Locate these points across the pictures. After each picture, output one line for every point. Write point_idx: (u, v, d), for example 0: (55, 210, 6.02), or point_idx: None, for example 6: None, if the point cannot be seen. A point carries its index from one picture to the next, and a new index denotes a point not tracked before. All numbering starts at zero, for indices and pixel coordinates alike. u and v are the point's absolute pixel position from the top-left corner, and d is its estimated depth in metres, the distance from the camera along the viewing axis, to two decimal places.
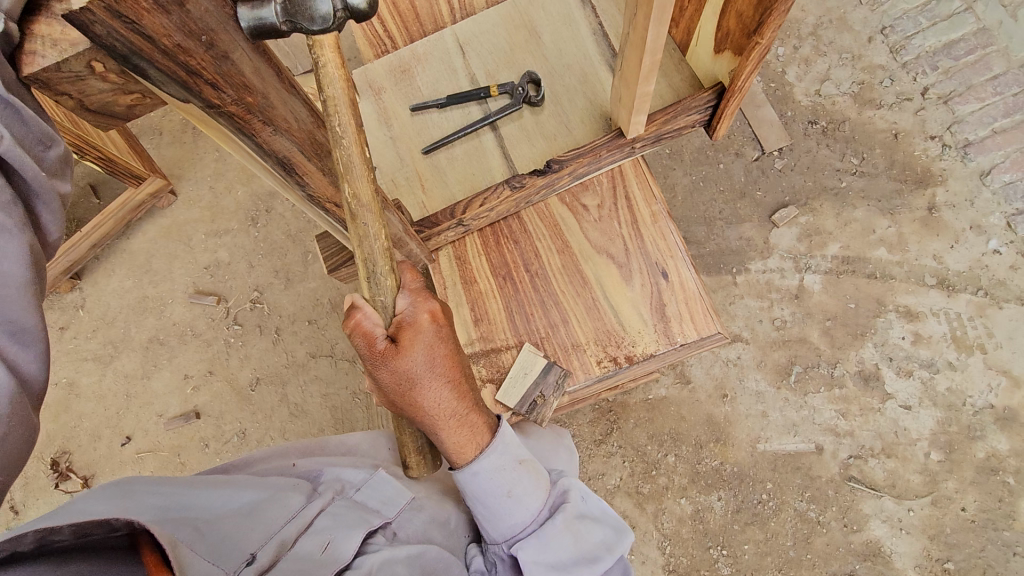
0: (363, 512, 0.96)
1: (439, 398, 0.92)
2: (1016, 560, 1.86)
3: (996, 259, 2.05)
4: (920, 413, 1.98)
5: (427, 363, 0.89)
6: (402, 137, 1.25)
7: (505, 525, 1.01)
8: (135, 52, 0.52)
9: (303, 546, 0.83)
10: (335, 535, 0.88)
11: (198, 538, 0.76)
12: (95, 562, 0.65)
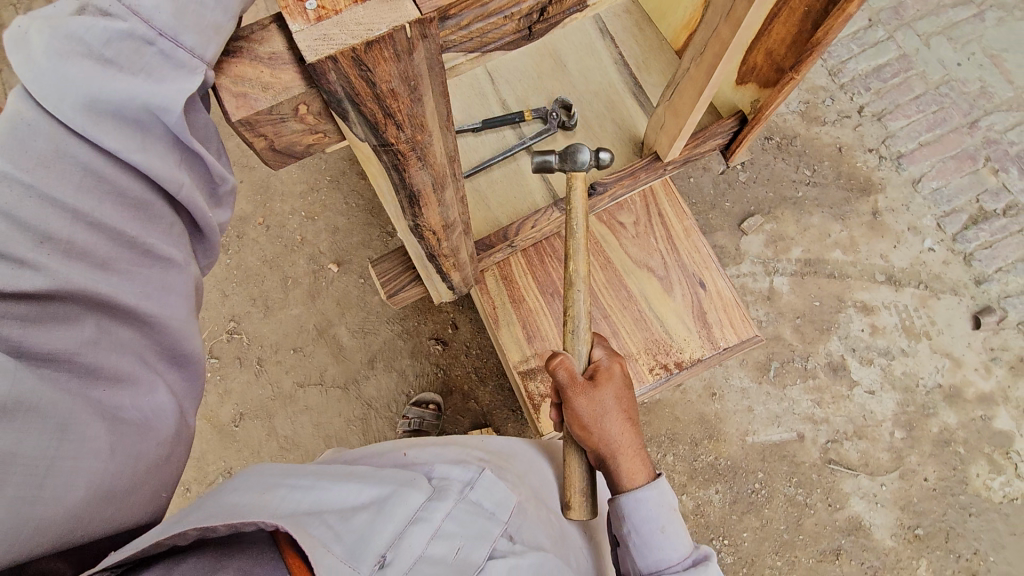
0: (484, 519, 0.92)
1: (619, 436, 1.02)
2: (973, 520, 2.08)
3: (932, 256, 2.31)
4: (883, 396, 2.20)
5: (613, 404, 1.03)
6: None
7: (651, 559, 1.00)
8: (351, 94, 0.51)
9: (435, 550, 0.82)
10: (463, 540, 0.86)
11: (336, 537, 0.73)
12: (243, 556, 0.69)
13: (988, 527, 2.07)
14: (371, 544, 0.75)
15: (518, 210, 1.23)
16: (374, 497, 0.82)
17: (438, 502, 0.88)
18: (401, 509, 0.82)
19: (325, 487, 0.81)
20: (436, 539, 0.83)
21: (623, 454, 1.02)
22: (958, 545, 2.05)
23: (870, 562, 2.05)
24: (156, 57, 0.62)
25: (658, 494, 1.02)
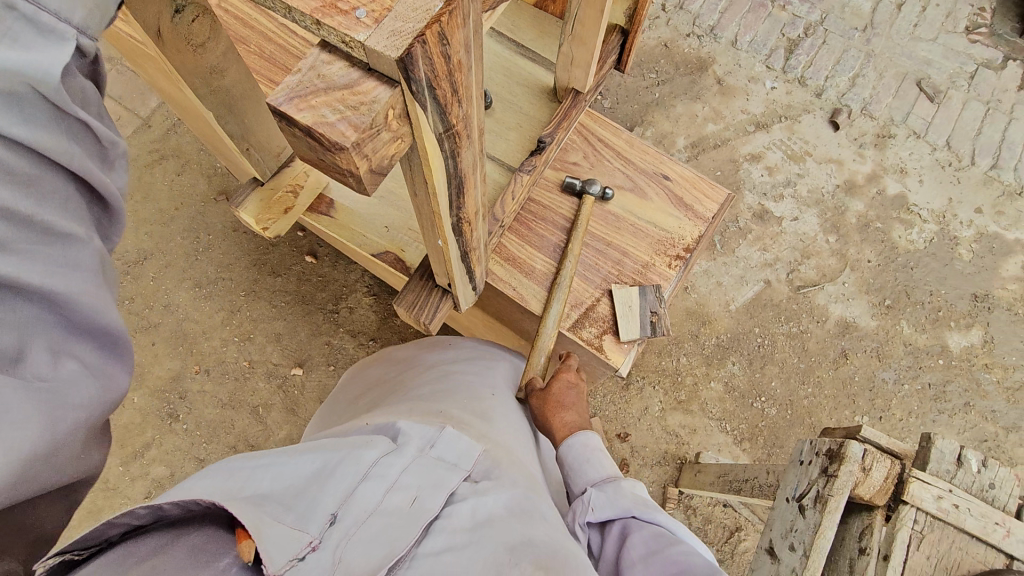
0: (444, 471, 0.92)
1: (564, 422, 1.21)
2: (919, 270, 2.41)
3: (777, 92, 2.66)
4: (806, 217, 2.49)
5: (567, 396, 1.24)
6: (390, 191, 1.26)
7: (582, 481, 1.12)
8: (435, 76, 0.50)
9: (391, 500, 0.82)
10: (419, 492, 0.86)
11: (285, 506, 0.74)
12: (203, 530, 0.69)
13: (932, 271, 2.41)
14: (320, 506, 0.76)
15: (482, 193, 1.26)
16: (326, 462, 0.83)
17: (397, 456, 0.89)
18: (355, 467, 0.82)
19: (284, 461, 0.82)
20: (392, 492, 0.83)
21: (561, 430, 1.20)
22: (920, 296, 2.38)
23: (869, 347, 2.33)
24: (18, 24, 0.54)
25: (583, 442, 1.17)
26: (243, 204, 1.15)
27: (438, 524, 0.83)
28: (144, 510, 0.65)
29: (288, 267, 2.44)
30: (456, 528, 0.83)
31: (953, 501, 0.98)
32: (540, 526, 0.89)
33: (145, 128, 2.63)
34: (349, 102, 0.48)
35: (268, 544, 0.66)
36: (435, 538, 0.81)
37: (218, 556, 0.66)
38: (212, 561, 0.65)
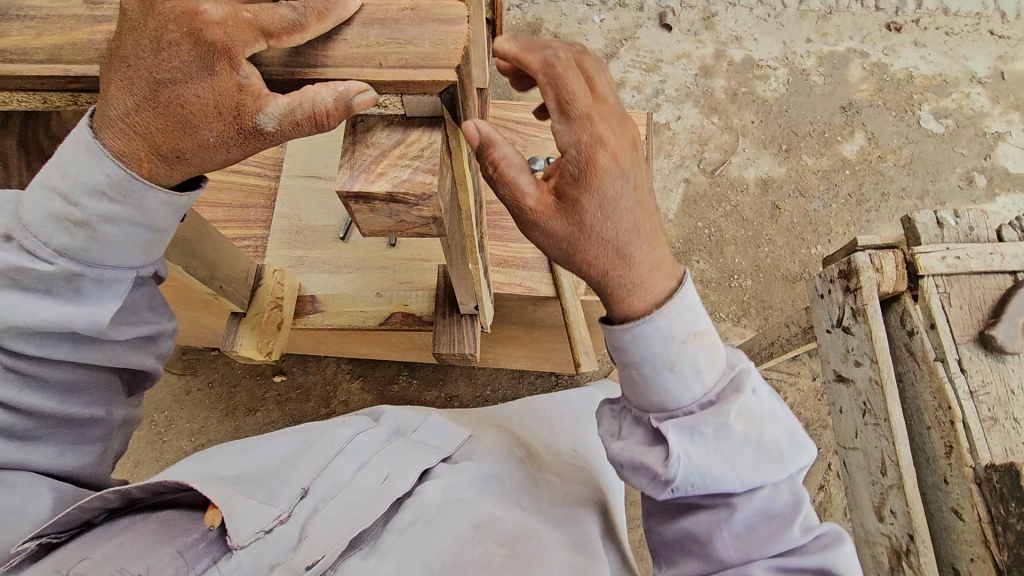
0: (420, 450, 0.98)
1: (611, 235, 0.68)
2: (793, 110, 2.69)
3: (607, 21, 2.83)
4: (686, 111, 2.69)
5: (599, 203, 0.68)
6: (363, 258, 1.25)
7: (660, 402, 0.74)
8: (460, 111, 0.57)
9: (363, 479, 0.90)
10: (392, 469, 0.92)
11: (258, 488, 0.88)
12: (179, 509, 0.80)
13: (802, 105, 2.69)
14: (293, 484, 0.89)
15: None
16: (304, 445, 1.00)
17: (370, 442, 0.99)
18: (330, 448, 0.96)
19: (272, 450, 1.00)
20: (364, 473, 0.91)
21: (616, 280, 0.70)
22: (805, 129, 2.66)
23: (790, 189, 2.58)
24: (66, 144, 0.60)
25: (669, 329, 0.71)
26: (235, 341, 1.08)
27: (407, 503, 0.87)
28: (114, 496, 0.72)
29: (262, 397, 2.29)
30: (426, 500, 0.87)
31: (955, 255, 1.13)
32: (528, 507, 0.90)
33: None
34: (410, 154, 0.50)
35: (234, 516, 0.77)
36: (400, 516, 0.85)
37: (186, 532, 0.76)
38: (179, 536, 0.75)
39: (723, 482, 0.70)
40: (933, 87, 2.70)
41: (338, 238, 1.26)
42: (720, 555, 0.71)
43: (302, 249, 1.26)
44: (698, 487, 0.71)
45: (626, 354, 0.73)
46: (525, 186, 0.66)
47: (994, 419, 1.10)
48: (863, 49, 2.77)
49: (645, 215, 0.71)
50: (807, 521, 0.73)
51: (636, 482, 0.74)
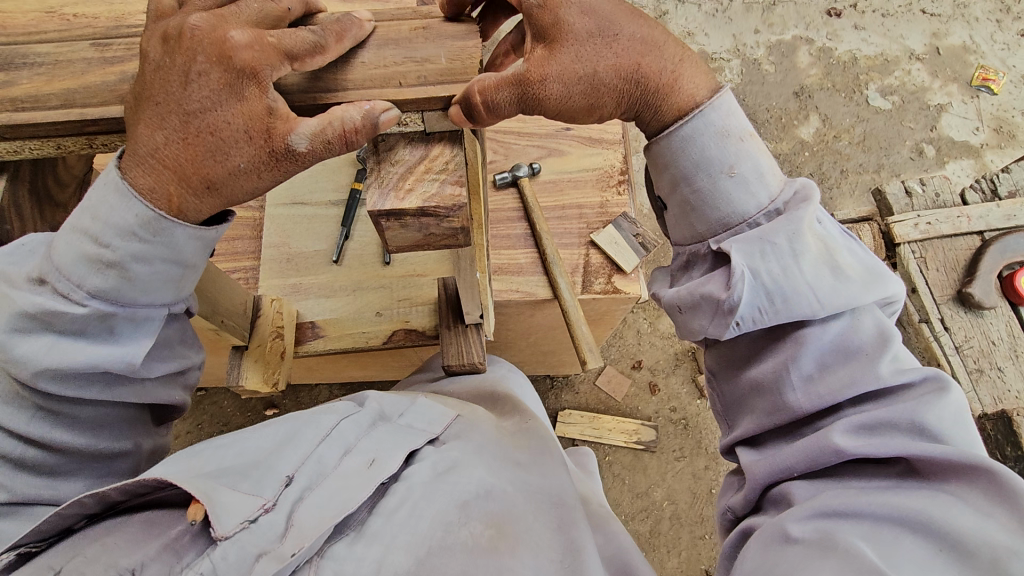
0: (409, 436, 0.84)
1: (636, 45, 0.68)
2: (749, 99, 2.79)
3: None
4: None
5: (582, 9, 0.66)
6: (359, 279, 1.24)
7: (716, 219, 0.74)
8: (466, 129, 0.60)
9: (347, 464, 0.76)
10: (380, 452, 0.79)
11: (239, 474, 0.69)
12: (165, 509, 0.68)
13: (758, 93, 2.80)
14: (276, 469, 0.71)
15: None
16: (288, 431, 0.79)
17: (359, 423, 0.83)
18: (316, 430, 0.79)
19: (252, 436, 0.77)
20: (349, 455, 0.77)
21: (652, 75, 0.68)
22: (763, 116, 2.76)
23: None
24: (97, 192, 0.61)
25: (724, 127, 0.71)
26: (240, 375, 1.06)
27: (394, 487, 0.77)
28: (92, 500, 0.63)
29: None
30: (416, 483, 0.77)
31: (926, 222, 1.41)
32: (529, 486, 0.84)
33: None
34: (435, 168, 0.52)
35: (217, 505, 0.62)
36: (391, 498, 0.74)
37: (172, 528, 0.65)
38: (164, 534, 0.65)
39: (794, 299, 0.69)
40: (877, 67, 2.84)
41: (331, 262, 1.26)
42: (789, 404, 0.71)
43: (296, 276, 1.25)
44: (768, 308, 0.70)
45: (678, 170, 0.74)
46: (544, 30, 0.66)
47: (975, 369, 1.31)
48: (808, 36, 2.90)
49: (639, 29, 0.69)
50: (896, 365, 0.67)
51: (699, 321, 0.76)
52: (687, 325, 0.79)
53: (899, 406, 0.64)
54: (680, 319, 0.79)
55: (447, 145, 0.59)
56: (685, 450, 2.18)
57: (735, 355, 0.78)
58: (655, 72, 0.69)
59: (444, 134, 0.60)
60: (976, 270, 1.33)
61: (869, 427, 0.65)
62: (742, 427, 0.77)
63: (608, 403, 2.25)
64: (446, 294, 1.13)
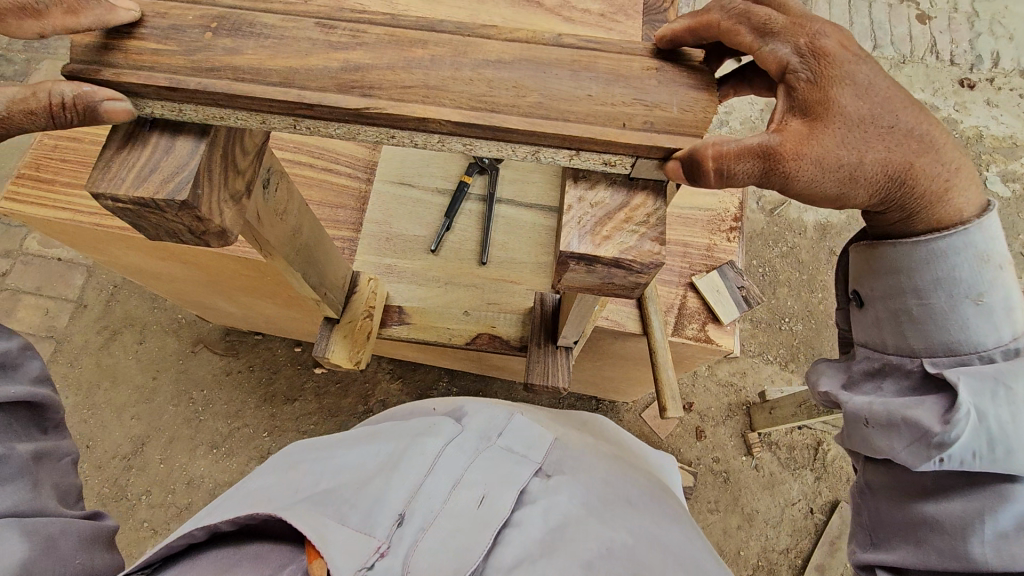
0: (513, 463, 0.85)
1: (910, 140, 0.61)
2: None
3: None
4: None
5: (859, 93, 0.58)
6: (452, 274, 1.23)
7: (944, 342, 0.72)
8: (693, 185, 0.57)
9: (460, 500, 0.78)
10: (489, 490, 0.80)
11: (348, 509, 0.74)
12: (268, 541, 0.72)
13: None
14: (385, 504, 0.75)
15: (539, 241, 1.26)
16: (394, 456, 0.83)
17: (460, 453, 0.84)
18: (420, 461, 0.81)
19: (348, 459, 0.86)
20: (459, 491, 0.79)
21: (920, 179, 0.61)
22: None
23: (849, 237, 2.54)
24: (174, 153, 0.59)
25: (987, 251, 0.69)
26: (327, 347, 1.07)
27: (506, 533, 0.76)
28: (200, 531, 0.70)
29: (301, 387, 2.30)
30: (529, 534, 0.74)
31: None
32: (638, 530, 0.76)
33: (81, 309, 2.38)
34: (636, 219, 0.54)
35: (330, 549, 0.66)
36: (505, 549, 0.73)
37: (284, 564, 0.68)
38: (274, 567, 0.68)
39: (1018, 455, 0.65)
40: (1002, 149, 2.66)
41: (428, 250, 1.25)
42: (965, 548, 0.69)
43: (392, 257, 1.25)
44: (983, 458, 0.67)
45: (910, 282, 0.72)
46: (809, 107, 0.58)
47: None
48: (934, 103, 2.73)
49: (908, 125, 0.61)
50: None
51: (885, 440, 0.74)
52: (869, 440, 0.76)
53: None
54: (866, 432, 0.76)
55: (648, 194, 0.55)
56: (720, 505, 2.16)
57: (910, 480, 0.76)
58: (916, 178, 0.61)
59: (643, 180, 0.56)
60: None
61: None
62: (898, 555, 0.75)
63: (649, 438, 2.23)
64: (542, 309, 1.11)
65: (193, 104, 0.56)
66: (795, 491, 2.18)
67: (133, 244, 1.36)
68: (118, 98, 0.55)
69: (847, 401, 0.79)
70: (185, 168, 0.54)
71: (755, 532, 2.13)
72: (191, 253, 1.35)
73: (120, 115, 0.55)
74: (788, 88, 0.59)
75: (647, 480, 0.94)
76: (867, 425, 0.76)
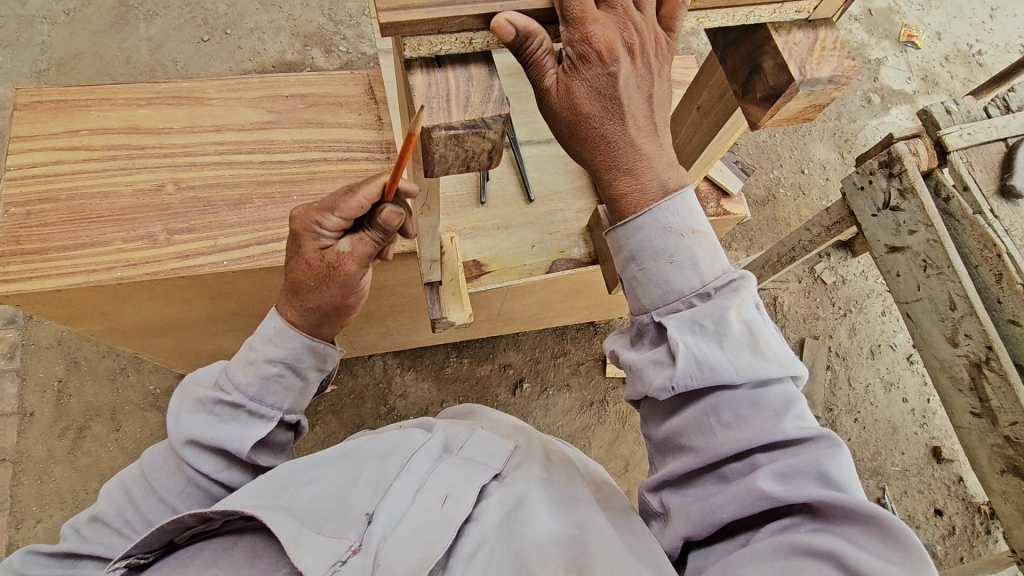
0: (474, 468, 1.00)
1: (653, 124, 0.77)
2: None
3: None
4: None
5: (628, 134, 0.75)
6: (508, 217, 1.31)
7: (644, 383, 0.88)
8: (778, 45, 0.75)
9: (426, 502, 0.92)
10: (452, 487, 0.94)
11: (327, 518, 0.90)
12: (265, 531, 0.89)
13: None
14: (356, 513, 0.91)
15: (567, 168, 1.39)
16: (365, 474, 0.98)
17: (425, 460, 1.00)
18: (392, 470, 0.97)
19: (321, 479, 0.98)
20: (424, 494, 0.93)
21: (615, 160, 0.77)
22: None
23: None
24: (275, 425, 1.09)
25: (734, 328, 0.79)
26: (443, 309, 1.12)
27: (468, 527, 0.89)
28: (191, 518, 0.84)
29: (316, 411, 2.22)
30: (490, 525, 0.89)
31: None
32: (581, 507, 0.94)
33: (28, 419, 2.07)
34: (830, 45, 0.74)
35: (304, 556, 0.80)
36: (466, 541, 0.87)
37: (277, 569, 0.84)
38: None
39: (718, 372, 0.77)
40: None
41: (478, 203, 1.32)
42: (715, 447, 0.78)
43: (446, 219, 1.29)
44: (698, 379, 0.78)
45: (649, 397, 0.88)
46: (602, 60, 0.70)
47: None
48: None
49: (611, 96, 0.72)
50: (800, 421, 0.78)
51: (686, 279, 0.81)
52: (662, 297, 0.82)
53: (822, 464, 0.75)
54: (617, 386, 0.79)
55: (827, 26, 0.75)
56: None
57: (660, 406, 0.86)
58: (619, 151, 0.76)
59: (817, 19, 0.76)
60: (1014, 167, 1.44)
61: (789, 473, 0.75)
62: (672, 466, 0.84)
63: None
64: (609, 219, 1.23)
65: (484, 33, 0.68)
66: None
67: (159, 290, 1.28)
68: (414, 80, 0.67)
69: (627, 357, 0.86)
70: (493, 90, 0.66)
71: None
72: (230, 282, 1.29)
73: (420, 82, 0.67)
74: (612, 7, 0.71)
75: (575, 463, 1.11)
76: (671, 262, 0.81)
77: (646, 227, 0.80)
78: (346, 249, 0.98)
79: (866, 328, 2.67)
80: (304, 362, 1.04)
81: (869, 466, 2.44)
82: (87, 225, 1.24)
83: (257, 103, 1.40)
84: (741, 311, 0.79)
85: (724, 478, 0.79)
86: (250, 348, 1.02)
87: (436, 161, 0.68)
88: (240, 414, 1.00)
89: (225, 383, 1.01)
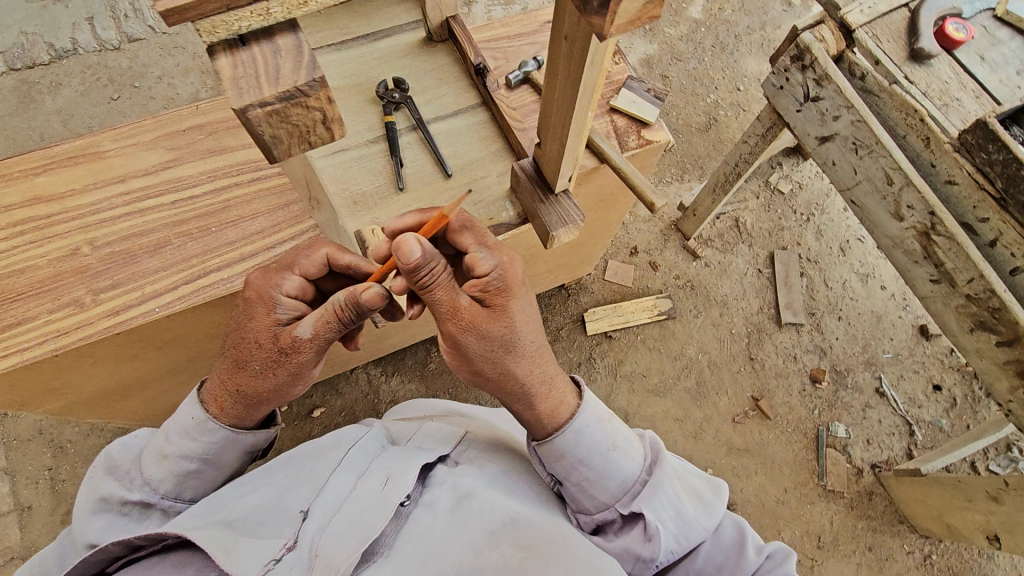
0: (413, 454, 1.11)
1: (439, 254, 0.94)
2: None
3: None
4: None
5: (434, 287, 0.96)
6: (430, 197, 1.29)
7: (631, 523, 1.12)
8: None
9: (367, 490, 1.03)
10: (393, 472, 1.05)
11: (266, 521, 1.01)
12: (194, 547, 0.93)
13: None
14: (296, 514, 1.02)
15: (479, 134, 1.36)
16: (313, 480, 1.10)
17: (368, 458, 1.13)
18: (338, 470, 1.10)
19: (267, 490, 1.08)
20: (366, 482, 1.05)
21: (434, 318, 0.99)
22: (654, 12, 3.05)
23: (668, 60, 3.00)
24: None
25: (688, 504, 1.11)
26: None
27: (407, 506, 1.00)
28: (114, 547, 0.88)
29: (311, 437, 2.21)
30: (432, 503, 1.01)
31: None
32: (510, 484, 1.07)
33: (27, 512, 2.05)
34: None
35: (240, 556, 0.88)
36: (407, 520, 0.98)
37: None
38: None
39: (694, 532, 1.09)
40: None
41: (397, 189, 1.29)
42: (695, 566, 1.12)
43: (368, 214, 1.26)
44: (675, 546, 1.09)
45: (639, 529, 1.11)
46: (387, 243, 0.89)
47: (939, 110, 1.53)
48: None
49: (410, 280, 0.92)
50: (759, 549, 1.09)
51: (632, 467, 1.13)
52: (621, 486, 1.13)
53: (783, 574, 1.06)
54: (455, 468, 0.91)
55: None
56: (699, 307, 2.51)
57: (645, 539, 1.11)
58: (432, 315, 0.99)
59: None
60: (919, 30, 1.43)
61: None
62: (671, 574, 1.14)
63: (622, 290, 2.52)
64: (526, 175, 1.22)
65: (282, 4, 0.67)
66: (742, 264, 2.60)
67: (99, 353, 1.25)
68: (223, 63, 0.69)
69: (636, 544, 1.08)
70: (303, 61, 0.71)
71: (735, 310, 2.53)
72: (167, 327, 1.26)
73: (229, 64, 0.70)
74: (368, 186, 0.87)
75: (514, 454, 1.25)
76: (614, 451, 1.12)
77: (586, 427, 1.11)
78: (305, 336, 0.99)
79: (832, 227, 2.68)
80: (219, 455, 1.10)
81: (862, 359, 2.46)
82: (7, 306, 1.21)
83: (155, 144, 1.37)
84: (676, 473, 1.16)
85: (650, 537, 1.07)
86: (165, 441, 1.06)
87: (271, 144, 0.75)
88: (149, 510, 1.07)
89: (140, 482, 1.06)
